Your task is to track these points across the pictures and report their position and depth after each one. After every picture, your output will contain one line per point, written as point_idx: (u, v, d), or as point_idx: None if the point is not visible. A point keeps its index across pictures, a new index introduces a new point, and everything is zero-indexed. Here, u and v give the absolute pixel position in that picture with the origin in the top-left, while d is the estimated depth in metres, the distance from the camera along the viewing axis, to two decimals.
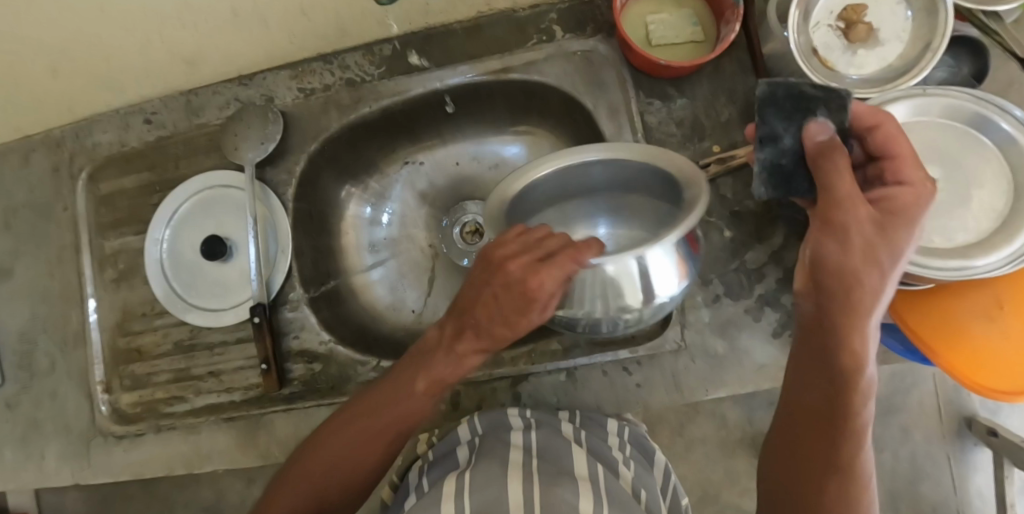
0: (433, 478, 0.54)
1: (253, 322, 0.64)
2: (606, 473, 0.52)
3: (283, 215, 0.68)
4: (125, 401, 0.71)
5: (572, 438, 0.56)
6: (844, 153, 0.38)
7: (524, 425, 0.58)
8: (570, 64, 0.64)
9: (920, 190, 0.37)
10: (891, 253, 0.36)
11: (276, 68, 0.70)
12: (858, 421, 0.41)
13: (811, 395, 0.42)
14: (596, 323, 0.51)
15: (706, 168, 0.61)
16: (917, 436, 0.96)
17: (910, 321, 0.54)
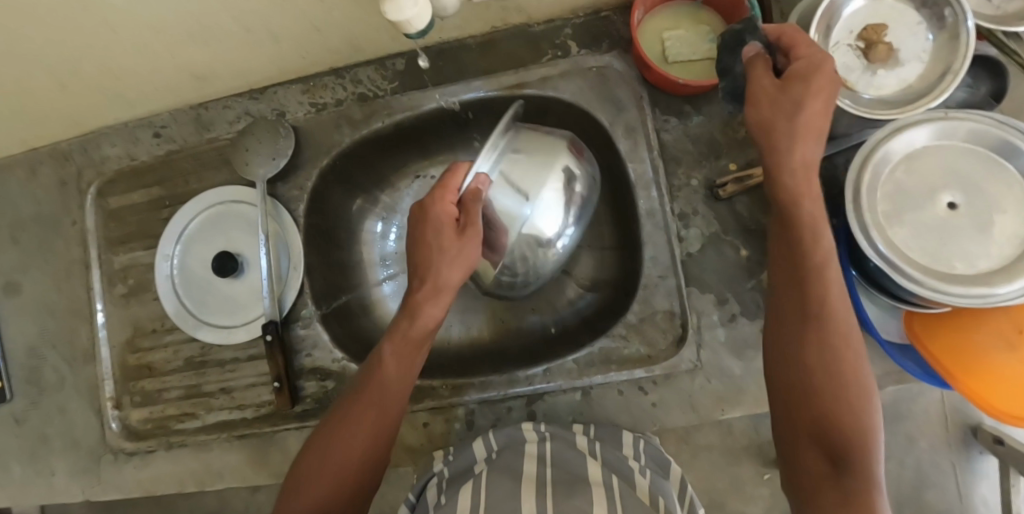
0: (449, 492, 0.53)
1: (266, 340, 0.64)
2: (622, 483, 0.51)
3: (295, 231, 0.67)
4: (136, 417, 0.70)
5: (585, 450, 0.56)
6: (765, 57, 0.45)
7: (538, 437, 0.58)
8: (585, 80, 0.64)
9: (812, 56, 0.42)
10: (796, 105, 0.42)
11: (287, 82, 0.69)
12: (823, 304, 0.43)
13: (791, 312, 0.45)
14: (532, 257, 0.57)
15: (722, 187, 0.61)
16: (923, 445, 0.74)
17: (930, 345, 0.54)
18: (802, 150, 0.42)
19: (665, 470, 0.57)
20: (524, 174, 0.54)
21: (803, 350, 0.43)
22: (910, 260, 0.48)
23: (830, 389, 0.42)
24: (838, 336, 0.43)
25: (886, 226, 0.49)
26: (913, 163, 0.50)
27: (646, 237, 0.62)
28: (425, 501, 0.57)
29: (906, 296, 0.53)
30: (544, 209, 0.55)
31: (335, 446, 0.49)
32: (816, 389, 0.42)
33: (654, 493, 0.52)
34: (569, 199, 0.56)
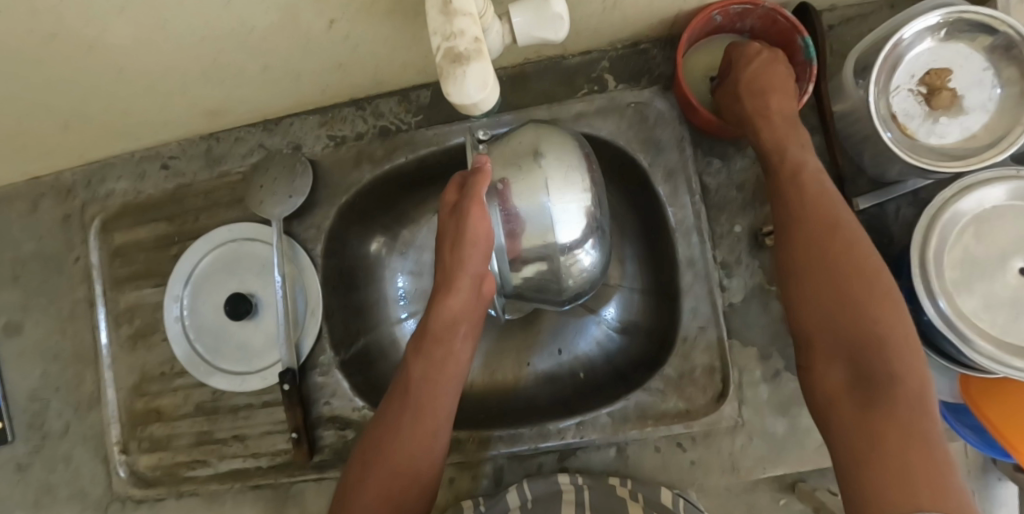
0: None
1: (284, 390, 0.60)
2: None
3: (313, 273, 0.64)
4: (144, 463, 0.67)
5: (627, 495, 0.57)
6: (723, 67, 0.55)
7: (573, 486, 0.58)
8: (624, 118, 0.61)
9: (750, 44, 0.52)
10: (759, 78, 0.50)
11: (303, 113, 0.65)
12: (847, 275, 0.42)
13: (819, 299, 0.43)
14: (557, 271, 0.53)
15: (768, 236, 0.57)
16: None
17: (996, 421, 0.50)
18: (781, 107, 0.50)
19: None
20: (530, 181, 0.50)
21: (835, 324, 0.41)
22: (978, 331, 0.45)
23: (849, 325, 0.41)
24: (841, 268, 0.43)
25: (954, 294, 0.46)
26: (982, 224, 0.47)
27: (685, 288, 0.59)
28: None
29: (965, 361, 0.50)
30: (566, 216, 0.50)
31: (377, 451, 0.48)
32: (830, 326, 0.42)
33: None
34: (591, 202, 0.52)
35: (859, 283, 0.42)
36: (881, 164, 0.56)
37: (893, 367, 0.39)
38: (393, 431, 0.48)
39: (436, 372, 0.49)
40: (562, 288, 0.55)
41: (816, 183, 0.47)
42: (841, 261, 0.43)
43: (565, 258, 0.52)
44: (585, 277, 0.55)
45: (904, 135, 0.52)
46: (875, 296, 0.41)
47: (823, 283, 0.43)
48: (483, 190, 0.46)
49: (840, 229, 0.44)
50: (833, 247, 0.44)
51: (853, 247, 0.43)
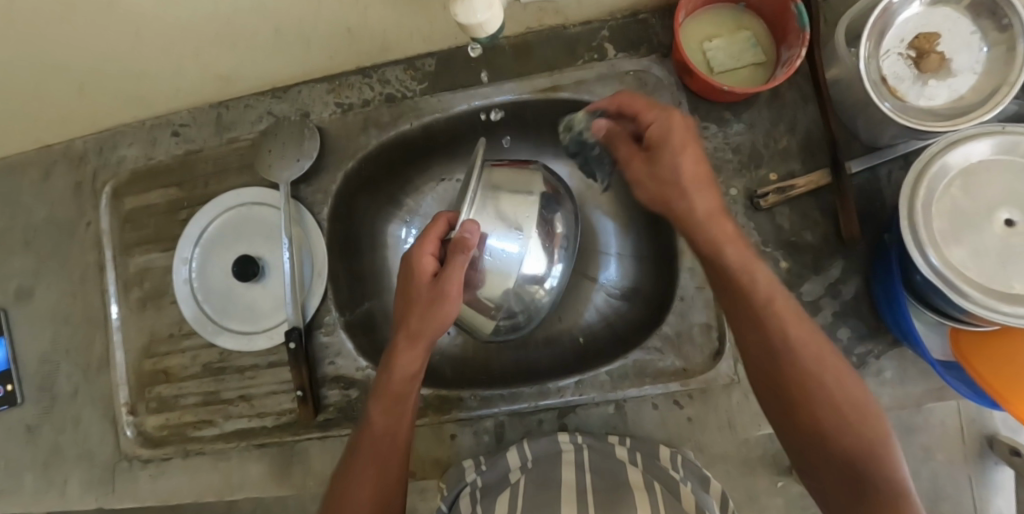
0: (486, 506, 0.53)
1: (289, 349, 0.62)
2: (663, 491, 0.53)
3: (320, 237, 0.65)
4: (151, 424, 0.68)
5: (627, 460, 0.57)
6: (621, 138, 0.51)
7: (575, 448, 0.59)
8: (623, 85, 0.62)
9: (666, 119, 0.47)
10: (676, 157, 0.46)
11: (311, 81, 0.67)
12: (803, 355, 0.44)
13: (786, 383, 0.44)
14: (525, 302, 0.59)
15: (763, 198, 0.59)
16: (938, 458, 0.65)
17: (992, 381, 0.50)
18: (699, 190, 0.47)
19: (705, 484, 0.55)
20: (512, 223, 0.55)
21: (806, 407, 0.44)
22: (967, 279, 0.47)
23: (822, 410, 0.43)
24: (806, 363, 0.44)
25: (942, 244, 0.48)
26: (969, 177, 0.48)
27: (682, 249, 0.61)
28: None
29: (955, 313, 0.52)
30: (537, 249, 0.57)
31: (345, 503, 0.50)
32: (808, 413, 0.44)
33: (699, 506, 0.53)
34: (561, 232, 0.60)
35: (816, 363, 0.44)
36: (874, 127, 0.57)
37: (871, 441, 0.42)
38: (359, 486, 0.51)
39: (396, 429, 0.52)
40: (522, 318, 0.61)
41: (759, 276, 0.45)
42: (805, 353, 0.44)
43: (534, 290, 0.58)
44: (546, 301, 0.61)
45: (894, 96, 0.54)
46: (835, 374, 0.44)
47: (789, 368, 0.44)
48: (460, 262, 0.49)
49: (793, 318, 0.45)
50: (796, 343, 0.44)
51: (805, 330, 0.45)
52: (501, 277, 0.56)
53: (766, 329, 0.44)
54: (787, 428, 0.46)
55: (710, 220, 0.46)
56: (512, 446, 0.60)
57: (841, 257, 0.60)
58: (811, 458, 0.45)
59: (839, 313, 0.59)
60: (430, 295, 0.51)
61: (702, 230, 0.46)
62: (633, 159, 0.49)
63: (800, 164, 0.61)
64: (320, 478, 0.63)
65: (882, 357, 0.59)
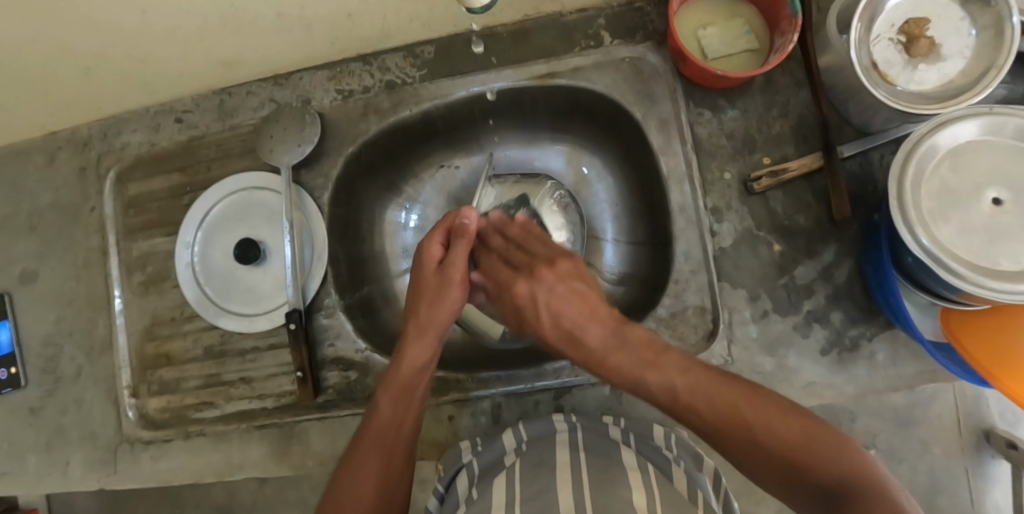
0: (482, 485, 0.53)
1: (290, 330, 0.63)
2: (657, 471, 0.52)
3: (320, 221, 0.66)
4: (153, 406, 0.69)
5: (620, 441, 0.56)
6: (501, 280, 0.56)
7: (568, 428, 0.58)
8: (619, 72, 0.63)
9: (529, 290, 0.53)
10: (549, 310, 0.52)
11: (312, 69, 0.68)
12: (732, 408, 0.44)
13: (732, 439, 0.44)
14: None
15: (756, 181, 0.60)
16: (936, 450, 0.87)
17: (985, 363, 0.51)
18: (580, 329, 0.50)
19: (698, 462, 0.56)
20: None
21: (754, 444, 0.43)
22: (955, 256, 0.47)
23: (767, 439, 0.42)
24: (717, 415, 0.44)
25: (931, 223, 0.48)
26: (957, 157, 0.49)
27: (677, 232, 0.62)
28: (455, 495, 0.57)
29: (944, 293, 0.53)
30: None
31: (344, 498, 0.49)
32: (760, 447, 0.43)
33: (691, 485, 0.53)
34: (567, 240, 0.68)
35: (742, 398, 0.44)
36: (866, 111, 0.58)
37: (813, 450, 0.41)
38: (362, 473, 0.50)
39: (402, 421, 0.53)
40: None
41: (658, 372, 0.46)
42: (718, 418, 0.44)
43: None
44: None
45: (884, 80, 0.55)
46: (750, 407, 0.44)
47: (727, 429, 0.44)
48: (464, 245, 0.55)
49: (697, 384, 0.45)
50: (707, 406, 0.44)
51: (707, 381, 0.45)
52: None
53: (681, 415, 0.45)
54: (757, 468, 0.43)
55: (598, 359, 0.49)
56: (508, 427, 0.60)
57: (833, 240, 0.60)
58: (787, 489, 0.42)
59: (831, 296, 0.60)
60: (436, 284, 0.55)
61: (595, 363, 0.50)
62: (517, 317, 0.55)
63: (793, 149, 0.62)
64: (319, 459, 0.64)
65: (875, 339, 0.59)
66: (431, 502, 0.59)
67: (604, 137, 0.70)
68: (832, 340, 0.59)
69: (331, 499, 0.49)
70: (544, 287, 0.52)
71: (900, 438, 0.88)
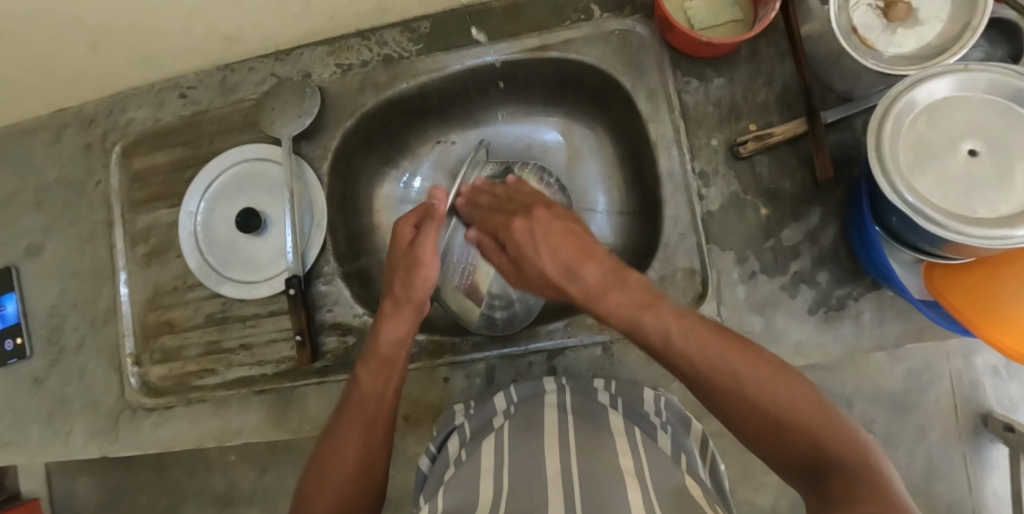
0: (472, 447, 0.53)
1: (289, 295, 0.64)
2: (643, 434, 0.52)
3: (319, 189, 0.68)
4: (155, 374, 0.71)
5: (607, 404, 0.56)
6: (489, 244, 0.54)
7: (557, 388, 0.58)
8: (608, 44, 0.65)
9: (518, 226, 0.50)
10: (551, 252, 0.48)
11: (313, 44, 0.70)
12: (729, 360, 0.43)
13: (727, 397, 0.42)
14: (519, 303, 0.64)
15: (742, 145, 0.62)
16: (933, 435, 0.89)
17: (982, 326, 0.51)
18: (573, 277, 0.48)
19: (686, 426, 0.56)
20: None
21: (741, 400, 0.42)
22: (933, 205, 0.49)
23: (761, 392, 0.41)
24: (711, 371, 0.43)
25: (909, 175, 0.50)
26: (932, 113, 0.51)
27: (666, 197, 0.63)
28: (445, 454, 0.56)
29: (927, 248, 0.54)
30: None
31: (331, 469, 0.50)
32: (747, 397, 0.42)
33: (676, 449, 0.53)
34: None
35: (747, 357, 0.43)
36: (848, 77, 0.60)
37: (801, 416, 0.40)
38: (344, 443, 0.51)
39: (383, 392, 0.54)
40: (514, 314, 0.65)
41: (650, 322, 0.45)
42: (711, 369, 0.43)
43: None
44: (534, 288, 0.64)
45: (864, 44, 0.57)
46: (751, 367, 0.42)
47: (713, 378, 0.43)
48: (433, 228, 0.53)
49: (692, 332, 0.44)
50: (700, 361, 0.43)
51: (703, 334, 0.44)
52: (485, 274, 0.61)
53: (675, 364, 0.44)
54: (751, 425, 0.42)
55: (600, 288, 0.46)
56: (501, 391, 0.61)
57: (818, 203, 0.62)
58: (779, 456, 0.41)
59: (818, 257, 0.61)
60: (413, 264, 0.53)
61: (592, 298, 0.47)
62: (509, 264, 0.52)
63: (778, 115, 0.63)
64: (317, 423, 0.65)
65: (861, 299, 0.61)
66: (422, 460, 0.59)
67: (595, 110, 0.72)
68: (819, 300, 0.61)
69: (316, 466, 0.51)
70: (525, 238, 0.49)
71: (897, 422, 0.89)
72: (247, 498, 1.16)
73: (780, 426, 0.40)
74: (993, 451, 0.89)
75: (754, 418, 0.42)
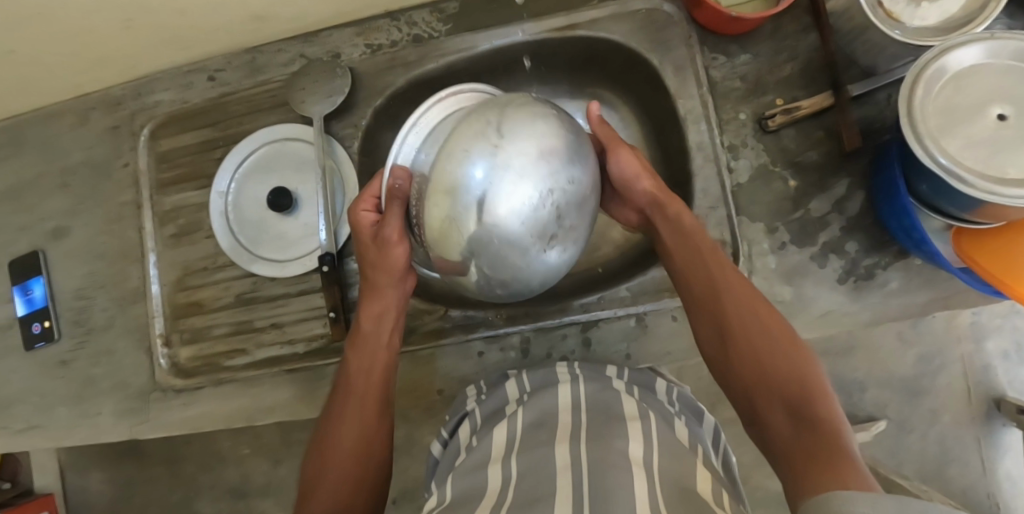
0: (484, 433, 0.52)
1: (322, 272, 0.65)
2: (658, 419, 0.48)
3: (350, 168, 0.69)
4: (184, 355, 0.70)
5: (624, 390, 0.53)
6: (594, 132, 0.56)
7: (571, 378, 0.55)
8: (635, 22, 0.66)
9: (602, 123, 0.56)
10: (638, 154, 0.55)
11: (342, 25, 0.71)
12: (748, 296, 0.47)
13: (742, 321, 0.45)
14: (517, 263, 0.45)
15: (770, 118, 0.63)
16: (946, 418, 0.91)
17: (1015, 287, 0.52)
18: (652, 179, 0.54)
19: (699, 417, 0.55)
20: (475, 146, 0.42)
21: (751, 331, 0.45)
22: (965, 166, 0.50)
23: (767, 331, 0.44)
24: (735, 294, 0.47)
25: (940, 138, 0.51)
26: (963, 78, 0.52)
27: (695, 170, 0.64)
28: (458, 438, 0.56)
29: (955, 213, 0.55)
30: (510, 173, 0.41)
31: (329, 456, 0.50)
32: (754, 332, 0.45)
33: (692, 438, 0.49)
34: (554, 157, 0.43)
35: (764, 306, 0.46)
36: (871, 51, 0.61)
37: (790, 362, 0.42)
38: (342, 428, 0.52)
39: (370, 371, 0.55)
40: (511, 277, 0.46)
41: (703, 238, 0.51)
42: (738, 293, 0.47)
43: (513, 233, 0.43)
44: (537, 245, 0.44)
45: (889, 17, 0.58)
46: (763, 311, 0.46)
47: (735, 299, 0.47)
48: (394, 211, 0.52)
49: (724, 270, 0.49)
50: (729, 281, 0.48)
51: (733, 274, 0.49)
52: (449, 224, 0.43)
53: (710, 278, 0.49)
54: (745, 360, 0.44)
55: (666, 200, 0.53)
56: (512, 378, 0.58)
57: (844, 174, 0.63)
58: (758, 394, 0.42)
59: (845, 227, 0.63)
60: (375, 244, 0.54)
61: (663, 201, 0.53)
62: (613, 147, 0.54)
63: (804, 89, 0.65)
64: None
65: (889, 268, 0.62)
66: (436, 445, 0.59)
67: (620, 90, 0.74)
68: (847, 270, 0.62)
69: (317, 452, 0.52)
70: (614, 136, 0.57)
71: (910, 406, 0.92)
72: (262, 492, 1.14)
73: (768, 363, 0.43)
74: (1006, 435, 0.90)
75: (751, 350, 0.44)
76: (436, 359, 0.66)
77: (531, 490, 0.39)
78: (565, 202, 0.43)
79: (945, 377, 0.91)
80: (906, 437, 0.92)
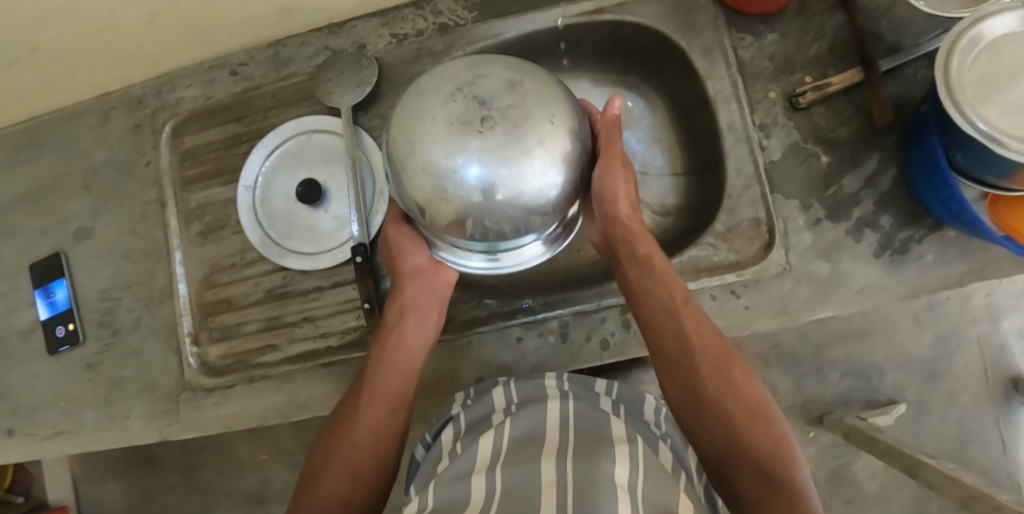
0: (469, 438, 0.51)
1: (356, 263, 0.64)
2: (645, 444, 0.47)
3: (379, 157, 0.68)
4: (214, 353, 0.69)
5: (610, 411, 0.51)
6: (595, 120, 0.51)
7: (560, 394, 0.53)
8: (662, 5, 0.66)
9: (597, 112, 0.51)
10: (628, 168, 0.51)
11: (366, 16, 0.71)
12: (722, 360, 0.48)
13: (716, 385, 0.47)
14: (484, 168, 0.38)
15: (801, 96, 0.64)
16: (964, 399, 0.92)
17: None
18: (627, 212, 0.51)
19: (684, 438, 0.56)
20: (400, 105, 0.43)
21: (723, 396, 0.47)
22: (1002, 128, 0.50)
23: (737, 398, 0.47)
24: (708, 357, 0.48)
25: (978, 103, 0.51)
26: (999, 44, 0.53)
27: (727, 150, 0.64)
28: (439, 444, 0.55)
29: (992, 182, 0.56)
30: (425, 104, 0.40)
31: (335, 457, 0.50)
32: (726, 399, 0.47)
33: (674, 462, 0.49)
34: (461, 70, 0.40)
35: (735, 370, 0.48)
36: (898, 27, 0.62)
37: (759, 432, 0.45)
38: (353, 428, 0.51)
39: (383, 370, 0.53)
40: (490, 185, 0.39)
41: (676, 290, 0.51)
42: (710, 356, 0.48)
43: (453, 146, 0.38)
44: (488, 143, 0.38)
45: None
46: (737, 380, 0.47)
47: (705, 362, 0.48)
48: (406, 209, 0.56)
49: (699, 330, 0.49)
50: (703, 339, 0.49)
51: (706, 331, 0.49)
52: (406, 179, 0.42)
53: (681, 333, 0.49)
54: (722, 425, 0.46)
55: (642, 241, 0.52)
56: (498, 386, 0.56)
57: (875, 149, 0.64)
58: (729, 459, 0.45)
59: (879, 201, 0.63)
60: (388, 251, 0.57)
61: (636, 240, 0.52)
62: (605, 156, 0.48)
63: (832, 66, 0.65)
64: None
65: (923, 241, 0.62)
66: (417, 448, 0.60)
67: (646, 77, 0.74)
68: (883, 244, 0.62)
69: (319, 460, 0.51)
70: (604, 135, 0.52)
71: (929, 388, 0.93)
72: (281, 497, 1.12)
73: (739, 429, 0.45)
74: None
75: (725, 417, 0.46)
76: (472, 348, 0.65)
77: (556, 498, 0.38)
78: (481, 89, 0.39)
79: (961, 358, 0.92)
80: (924, 418, 0.92)
